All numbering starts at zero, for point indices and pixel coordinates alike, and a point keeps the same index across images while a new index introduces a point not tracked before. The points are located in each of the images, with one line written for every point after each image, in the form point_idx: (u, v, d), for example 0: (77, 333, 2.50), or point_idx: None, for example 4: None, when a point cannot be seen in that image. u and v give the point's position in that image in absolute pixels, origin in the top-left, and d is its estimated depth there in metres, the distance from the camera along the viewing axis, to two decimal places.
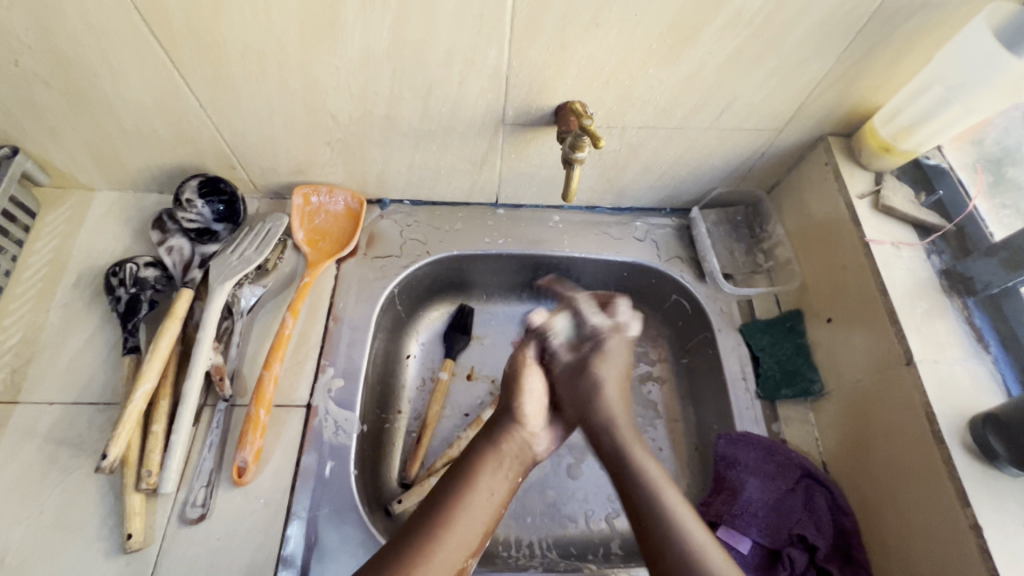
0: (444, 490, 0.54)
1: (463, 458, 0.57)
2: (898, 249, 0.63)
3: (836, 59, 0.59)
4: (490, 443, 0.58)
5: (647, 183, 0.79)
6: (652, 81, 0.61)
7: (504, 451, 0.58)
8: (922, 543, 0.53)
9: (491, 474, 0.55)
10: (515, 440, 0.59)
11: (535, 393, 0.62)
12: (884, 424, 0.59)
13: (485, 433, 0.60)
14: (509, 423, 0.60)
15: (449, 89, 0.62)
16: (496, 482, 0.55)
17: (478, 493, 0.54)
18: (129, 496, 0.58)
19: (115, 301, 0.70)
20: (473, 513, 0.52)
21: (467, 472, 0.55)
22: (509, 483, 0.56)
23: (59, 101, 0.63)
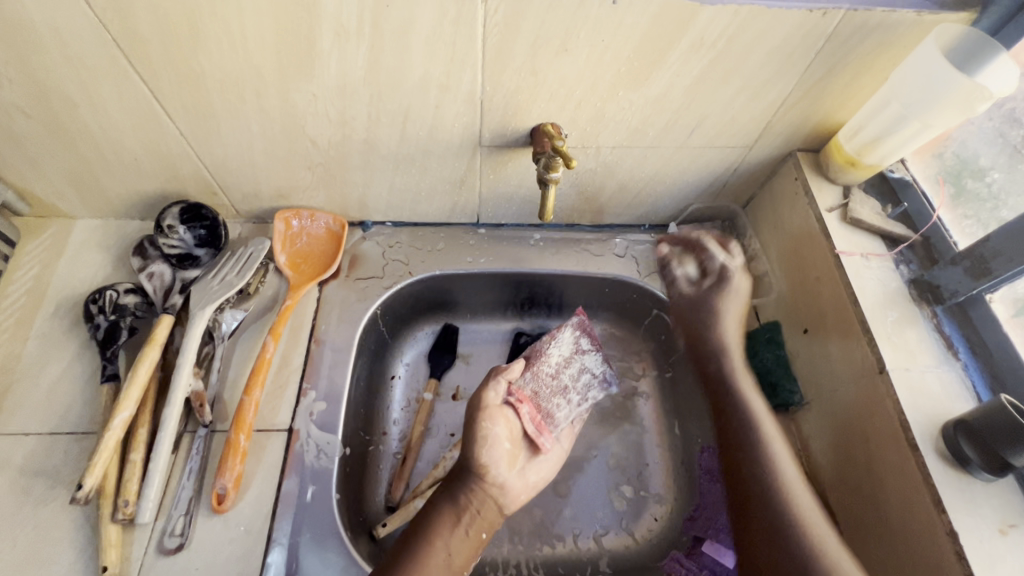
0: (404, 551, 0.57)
1: (419, 522, 0.61)
2: (867, 259, 0.65)
3: (798, 79, 0.61)
4: (446, 504, 0.62)
5: (625, 200, 0.81)
6: (623, 102, 0.63)
7: (465, 513, 0.61)
8: (894, 549, 0.54)
9: (447, 538, 0.59)
10: (473, 498, 0.63)
11: (501, 437, 0.66)
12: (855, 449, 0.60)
13: (445, 494, 0.63)
14: (472, 480, 0.64)
15: (425, 114, 0.64)
16: (453, 544, 0.59)
17: (435, 557, 0.57)
18: (104, 528, 0.57)
19: (94, 329, 0.69)
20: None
21: (421, 538, 0.59)
22: (468, 541, 0.60)
23: (40, 131, 0.63)
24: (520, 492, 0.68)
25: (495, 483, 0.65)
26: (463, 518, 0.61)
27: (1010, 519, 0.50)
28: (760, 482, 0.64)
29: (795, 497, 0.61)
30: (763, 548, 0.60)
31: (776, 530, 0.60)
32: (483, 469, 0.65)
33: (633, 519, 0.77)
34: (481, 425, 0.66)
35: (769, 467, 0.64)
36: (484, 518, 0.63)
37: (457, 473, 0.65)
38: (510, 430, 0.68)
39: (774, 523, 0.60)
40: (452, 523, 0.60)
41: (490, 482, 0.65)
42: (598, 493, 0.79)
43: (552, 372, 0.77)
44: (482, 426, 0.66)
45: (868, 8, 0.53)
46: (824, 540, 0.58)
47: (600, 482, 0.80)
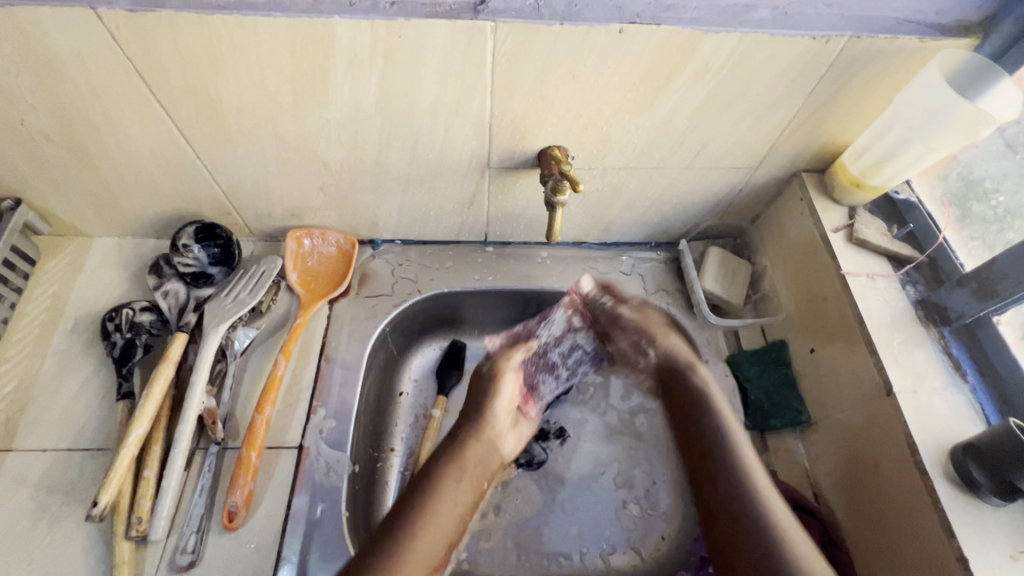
0: (413, 495, 0.58)
1: (419, 473, 0.62)
2: (873, 280, 0.65)
3: (803, 103, 0.62)
4: (443, 463, 0.63)
5: (631, 219, 0.82)
6: (629, 126, 0.64)
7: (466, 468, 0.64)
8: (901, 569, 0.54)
9: (456, 491, 0.61)
10: (474, 455, 0.65)
11: (506, 403, 0.73)
12: (865, 471, 0.60)
13: (444, 449, 0.65)
14: (470, 433, 0.67)
15: (435, 138, 0.65)
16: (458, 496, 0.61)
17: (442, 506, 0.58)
18: (118, 544, 0.58)
19: (110, 346, 0.71)
20: (442, 523, 0.57)
21: (427, 489, 0.59)
22: (464, 490, 0.62)
23: (62, 155, 0.66)
24: (513, 443, 0.74)
25: (493, 433, 0.69)
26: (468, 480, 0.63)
27: (1020, 545, 0.50)
28: (728, 479, 0.56)
29: (754, 478, 0.56)
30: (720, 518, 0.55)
31: (739, 513, 0.54)
32: (493, 430, 0.69)
33: (641, 538, 0.77)
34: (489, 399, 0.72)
35: (729, 449, 0.59)
36: (478, 483, 0.64)
37: (465, 428, 0.69)
38: (512, 400, 0.74)
39: (744, 514, 0.54)
40: (458, 479, 0.62)
41: (483, 447, 0.67)
42: (605, 512, 0.79)
43: (542, 348, 0.82)
44: (491, 399, 0.72)
45: (871, 35, 0.54)
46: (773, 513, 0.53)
47: (607, 500, 0.80)
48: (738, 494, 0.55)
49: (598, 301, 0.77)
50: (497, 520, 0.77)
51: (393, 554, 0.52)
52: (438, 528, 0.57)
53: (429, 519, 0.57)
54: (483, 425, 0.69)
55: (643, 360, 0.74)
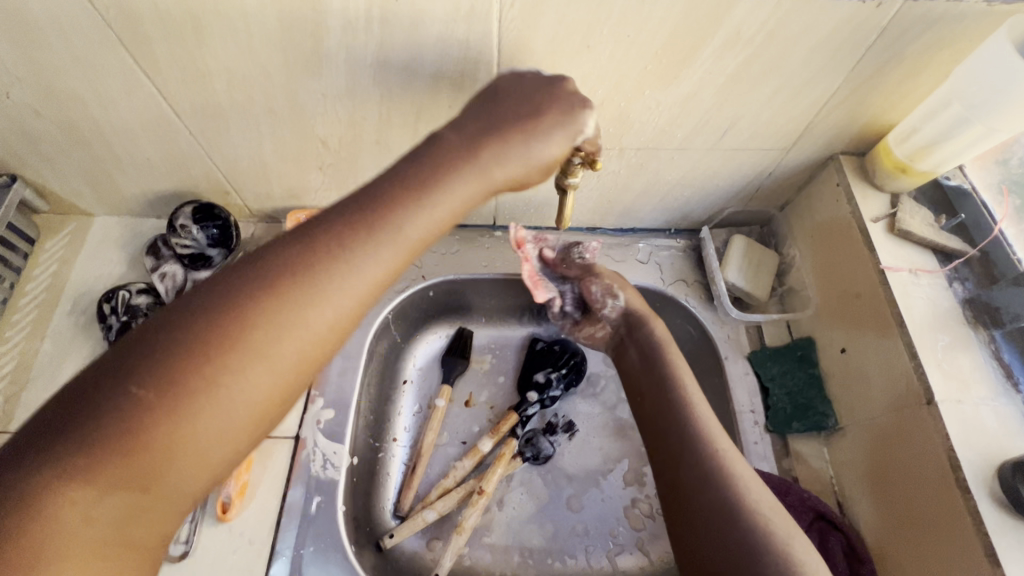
0: (233, 319, 0.36)
1: (395, 184, 0.42)
2: (916, 276, 0.59)
3: (846, 76, 0.55)
4: (428, 165, 0.44)
5: (650, 203, 0.76)
6: (649, 102, 0.59)
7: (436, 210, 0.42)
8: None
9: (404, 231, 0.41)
10: (465, 199, 0.44)
11: (540, 156, 0.48)
12: (898, 486, 0.55)
13: (441, 158, 0.44)
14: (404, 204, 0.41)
15: (439, 113, 0.61)
16: (409, 235, 0.41)
17: (363, 268, 0.40)
18: None
19: (106, 329, 0.69)
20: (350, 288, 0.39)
21: (395, 200, 0.42)
22: (468, 193, 0.44)
23: (52, 129, 0.63)
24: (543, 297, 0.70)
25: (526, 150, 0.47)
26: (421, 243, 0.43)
27: None
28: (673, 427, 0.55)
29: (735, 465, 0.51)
30: (694, 505, 0.50)
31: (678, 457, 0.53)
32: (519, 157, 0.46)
33: (649, 538, 0.75)
34: (534, 117, 0.47)
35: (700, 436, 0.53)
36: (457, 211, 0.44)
37: (509, 105, 0.48)
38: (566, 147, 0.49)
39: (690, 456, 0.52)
40: (425, 219, 0.42)
41: (494, 159, 0.46)
42: (613, 510, 0.76)
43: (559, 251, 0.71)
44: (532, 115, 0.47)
45: None
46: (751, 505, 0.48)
47: (615, 498, 0.77)
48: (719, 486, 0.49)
49: (574, 251, 0.70)
50: (500, 514, 0.75)
51: (269, 307, 0.37)
52: (317, 325, 0.38)
53: (341, 261, 0.39)
54: (506, 145, 0.46)
55: (605, 308, 0.69)
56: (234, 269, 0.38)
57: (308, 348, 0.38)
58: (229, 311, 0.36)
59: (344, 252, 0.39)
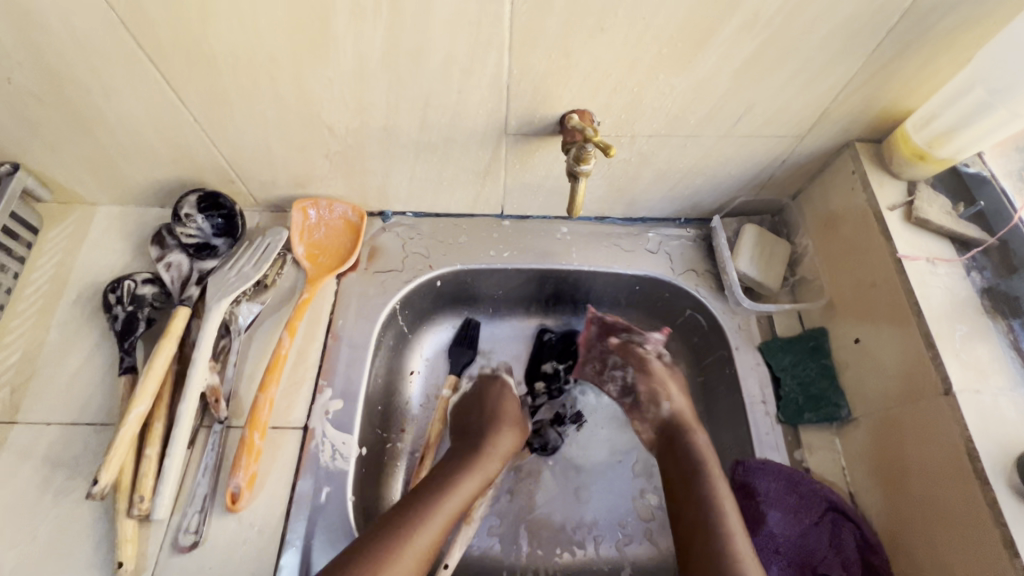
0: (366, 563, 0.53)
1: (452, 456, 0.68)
2: (933, 264, 0.58)
3: (865, 60, 0.54)
4: (459, 454, 0.69)
5: (661, 192, 0.75)
6: (663, 87, 0.58)
7: (488, 459, 0.68)
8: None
9: (464, 481, 0.65)
10: (493, 459, 0.69)
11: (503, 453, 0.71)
12: (913, 477, 0.54)
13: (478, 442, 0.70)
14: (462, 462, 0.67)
15: (447, 99, 0.59)
16: (470, 487, 0.65)
17: (443, 510, 0.61)
18: (121, 523, 0.57)
19: (112, 319, 0.68)
20: (452, 505, 0.62)
21: (436, 491, 0.63)
22: (486, 471, 0.68)
23: (54, 116, 0.62)
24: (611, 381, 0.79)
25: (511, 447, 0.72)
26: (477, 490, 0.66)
27: None
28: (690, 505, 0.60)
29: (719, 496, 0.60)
30: (695, 544, 0.57)
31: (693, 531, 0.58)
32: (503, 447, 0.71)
33: (659, 529, 0.74)
34: (495, 396, 0.76)
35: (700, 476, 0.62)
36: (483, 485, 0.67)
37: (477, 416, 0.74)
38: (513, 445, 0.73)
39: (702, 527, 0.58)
40: (463, 494, 0.64)
41: (492, 447, 0.70)
42: (622, 500, 0.76)
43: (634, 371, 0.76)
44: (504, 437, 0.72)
45: None
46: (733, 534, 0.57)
47: (624, 487, 0.77)
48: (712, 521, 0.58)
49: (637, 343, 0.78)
50: (509, 504, 0.75)
51: (403, 536, 0.57)
52: (417, 549, 0.57)
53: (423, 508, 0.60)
54: (496, 438, 0.71)
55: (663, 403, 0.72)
56: (345, 559, 0.54)
57: (429, 550, 0.58)
58: (377, 553, 0.54)
59: (427, 514, 0.60)
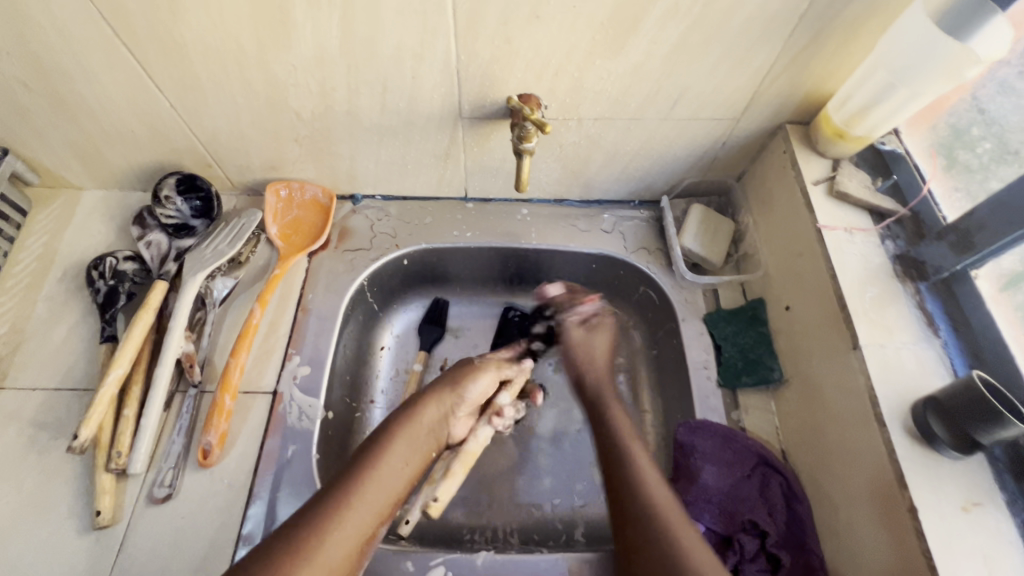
0: (314, 523, 0.52)
1: (383, 426, 0.64)
2: (851, 234, 0.63)
3: (782, 46, 0.59)
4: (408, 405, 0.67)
5: (612, 174, 0.80)
6: (601, 72, 0.63)
7: (425, 416, 0.66)
8: (871, 534, 0.52)
9: (393, 453, 0.61)
10: (429, 421, 0.66)
11: (473, 396, 0.71)
12: (829, 428, 0.59)
13: (411, 402, 0.67)
14: (414, 418, 0.65)
15: (403, 84, 0.64)
16: (402, 460, 0.62)
17: (391, 474, 0.60)
18: (99, 476, 0.61)
19: (95, 293, 0.73)
20: (381, 482, 0.58)
21: (382, 452, 0.61)
22: (434, 433, 0.67)
23: (40, 102, 0.67)
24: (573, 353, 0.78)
25: (458, 402, 0.70)
26: (411, 459, 0.63)
27: (975, 497, 0.49)
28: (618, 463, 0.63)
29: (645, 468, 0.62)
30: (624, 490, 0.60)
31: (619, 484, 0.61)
32: (450, 399, 0.69)
33: None
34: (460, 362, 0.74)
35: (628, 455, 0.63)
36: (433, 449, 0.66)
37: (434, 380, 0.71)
38: (485, 393, 0.72)
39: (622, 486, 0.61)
40: (413, 461, 0.63)
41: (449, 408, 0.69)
42: (579, 465, 0.81)
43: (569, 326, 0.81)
44: (452, 390, 0.69)
45: None
46: (658, 503, 0.58)
47: (581, 454, 0.82)
48: (640, 497, 0.59)
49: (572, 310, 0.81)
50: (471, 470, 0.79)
51: (323, 517, 0.53)
52: (368, 511, 0.56)
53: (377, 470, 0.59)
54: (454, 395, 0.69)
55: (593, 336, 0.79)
56: (291, 524, 0.52)
57: (357, 531, 0.54)
58: (326, 510, 0.54)
59: (353, 490, 0.56)
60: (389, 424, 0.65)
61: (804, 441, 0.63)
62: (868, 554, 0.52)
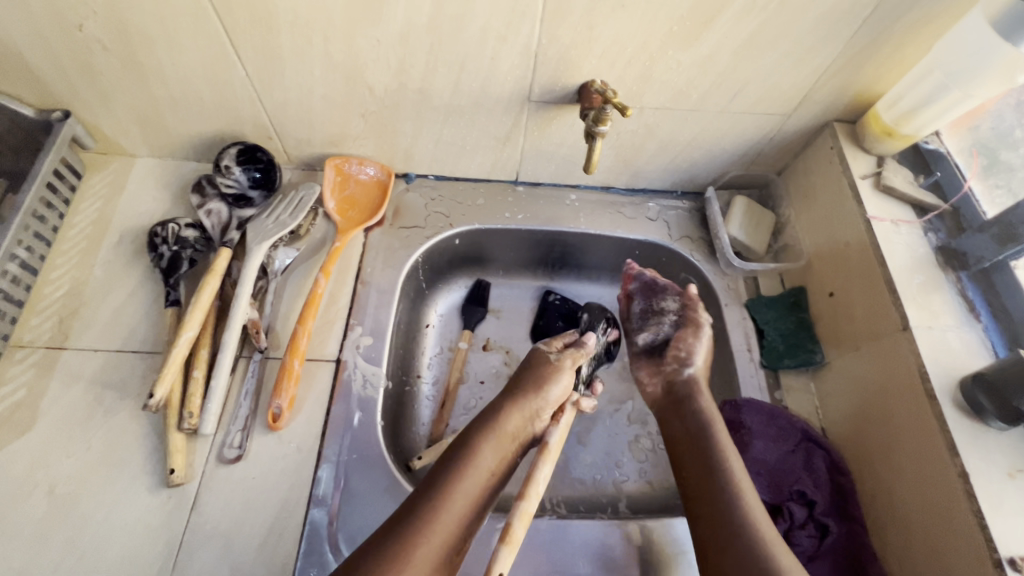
0: (410, 522, 0.54)
1: (467, 433, 0.64)
2: (897, 225, 0.68)
3: (844, 46, 0.63)
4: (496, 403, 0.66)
5: (662, 164, 0.83)
6: (671, 62, 0.66)
7: (509, 424, 0.65)
8: (922, 541, 0.56)
9: (481, 460, 0.61)
10: (515, 427, 0.65)
11: (555, 395, 0.68)
12: (876, 406, 0.63)
13: (493, 409, 0.66)
14: (505, 412, 0.65)
15: (480, 65, 0.67)
16: (490, 465, 0.61)
17: (478, 471, 0.60)
18: (171, 435, 0.62)
19: (157, 258, 0.73)
20: (471, 487, 0.59)
21: (469, 449, 0.62)
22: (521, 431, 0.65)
23: (114, 65, 0.67)
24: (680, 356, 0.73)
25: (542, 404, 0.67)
26: (499, 467, 0.62)
27: (1019, 464, 0.54)
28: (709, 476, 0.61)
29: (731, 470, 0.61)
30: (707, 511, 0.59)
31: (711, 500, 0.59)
32: (532, 405, 0.66)
33: (652, 468, 0.82)
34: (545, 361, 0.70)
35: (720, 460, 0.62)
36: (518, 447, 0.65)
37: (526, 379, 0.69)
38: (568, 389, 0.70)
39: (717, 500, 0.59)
40: (499, 457, 0.62)
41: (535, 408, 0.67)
42: (618, 444, 0.84)
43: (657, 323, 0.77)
44: (535, 391, 0.67)
45: None
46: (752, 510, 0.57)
47: (621, 434, 0.84)
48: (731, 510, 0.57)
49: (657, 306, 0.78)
50: None
51: (418, 526, 0.54)
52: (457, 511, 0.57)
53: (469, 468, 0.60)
54: (542, 394, 0.67)
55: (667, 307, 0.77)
56: (389, 526, 0.54)
57: (447, 540, 0.55)
58: (423, 512, 0.55)
59: (445, 491, 0.57)
60: (474, 432, 0.64)
61: (845, 419, 0.68)
62: (917, 517, 0.56)
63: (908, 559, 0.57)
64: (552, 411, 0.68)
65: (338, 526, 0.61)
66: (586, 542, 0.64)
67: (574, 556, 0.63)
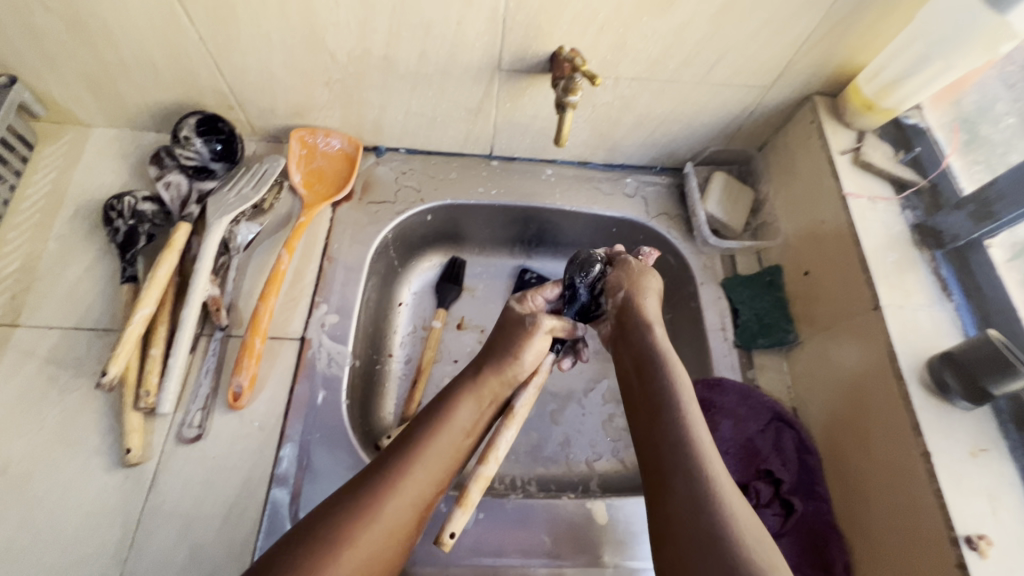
0: (377, 473, 0.52)
1: (446, 390, 0.62)
2: (873, 202, 0.67)
3: (824, 14, 0.61)
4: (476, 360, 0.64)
5: (639, 138, 0.81)
6: (646, 30, 0.63)
7: (487, 386, 0.62)
8: (886, 521, 0.55)
9: (457, 415, 0.59)
10: (491, 387, 0.62)
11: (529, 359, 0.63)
12: (850, 387, 0.62)
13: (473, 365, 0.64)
14: (496, 363, 0.62)
15: (447, 31, 0.63)
16: (465, 421, 0.59)
17: (452, 427, 0.58)
18: (127, 414, 0.60)
19: (114, 233, 0.71)
20: (445, 444, 0.56)
21: (446, 402, 0.60)
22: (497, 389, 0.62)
23: (57, 28, 0.63)
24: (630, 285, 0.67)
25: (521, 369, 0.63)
26: (473, 425, 0.60)
27: (981, 443, 0.53)
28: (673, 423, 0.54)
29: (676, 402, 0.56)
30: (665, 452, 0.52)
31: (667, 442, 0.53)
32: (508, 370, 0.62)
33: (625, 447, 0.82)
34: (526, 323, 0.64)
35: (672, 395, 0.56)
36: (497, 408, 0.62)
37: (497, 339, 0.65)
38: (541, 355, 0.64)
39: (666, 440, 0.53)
40: (473, 411, 0.60)
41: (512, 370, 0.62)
42: (591, 424, 0.83)
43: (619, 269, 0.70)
44: (511, 359, 0.62)
45: None
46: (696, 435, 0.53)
47: (595, 414, 0.84)
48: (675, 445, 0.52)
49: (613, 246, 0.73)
50: None
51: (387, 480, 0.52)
52: (426, 467, 0.54)
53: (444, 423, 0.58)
54: (521, 355, 0.63)
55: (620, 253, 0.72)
56: (360, 478, 0.53)
57: (416, 496, 0.53)
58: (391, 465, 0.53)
59: (417, 445, 0.55)
60: (452, 388, 0.61)
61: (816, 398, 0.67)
62: (881, 499, 0.56)
63: (867, 534, 0.57)
64: (529, 373, 0.64)
65: (300, 505, 0.60)
66: (553, 520, 0.64)
67: (540, 533, 0.63)
